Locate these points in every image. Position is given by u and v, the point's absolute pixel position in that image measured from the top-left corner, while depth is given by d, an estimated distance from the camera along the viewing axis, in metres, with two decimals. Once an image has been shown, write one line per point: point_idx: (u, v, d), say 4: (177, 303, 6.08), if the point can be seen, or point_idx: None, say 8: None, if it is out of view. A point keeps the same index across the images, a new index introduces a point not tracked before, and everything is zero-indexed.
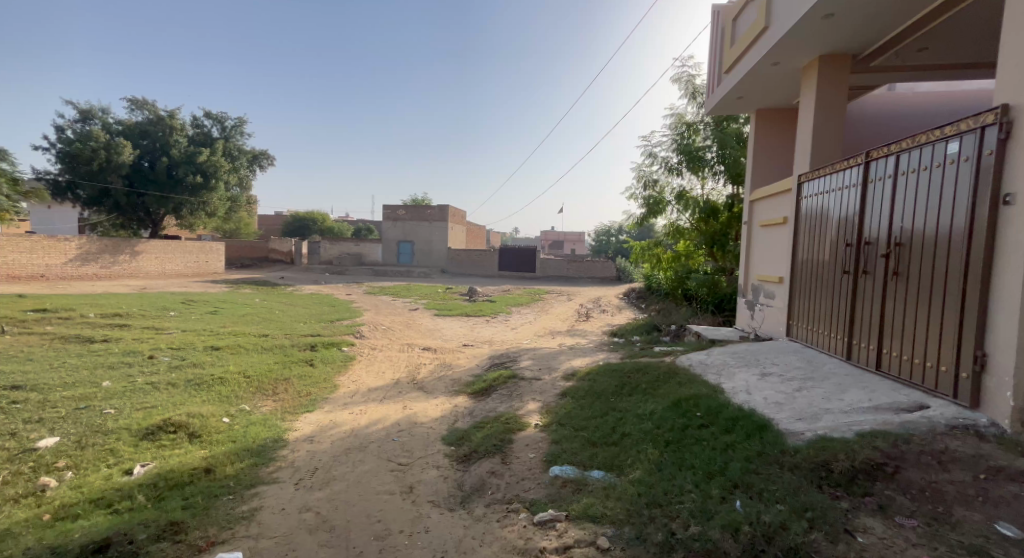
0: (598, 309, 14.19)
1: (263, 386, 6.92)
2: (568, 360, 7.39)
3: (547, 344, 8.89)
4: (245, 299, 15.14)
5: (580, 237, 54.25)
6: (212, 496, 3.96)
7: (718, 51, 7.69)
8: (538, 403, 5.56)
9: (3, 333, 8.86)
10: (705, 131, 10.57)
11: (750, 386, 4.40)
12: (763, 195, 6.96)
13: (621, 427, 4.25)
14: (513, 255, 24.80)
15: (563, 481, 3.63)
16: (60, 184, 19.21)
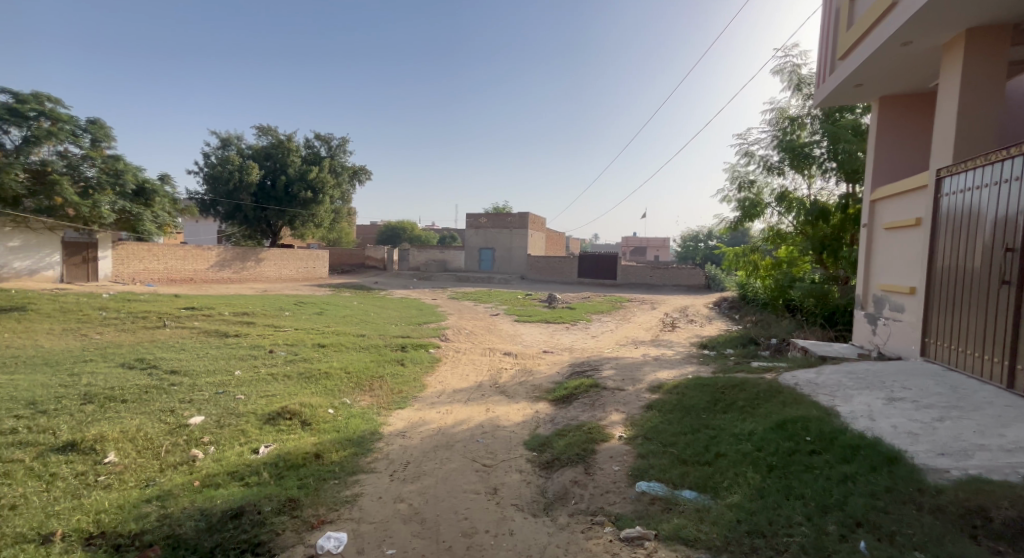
0: (684, 319, 13.62)
1: (360, 382, 7.49)
2: (654, 371, 7.21)
3: (631, 354, 8.72)
4: (345, 301, 16.44)
5: (665, 245, 52.11)
6: (320, 479, 4.38)
7: (830, 37, 7.16)
8: (621, 413, 5.50)
9: (163, 326, 10.45)
10: (813, 125, 9.89)
11: (872, 411, 4.04)
12: (887, 195, 6.36)
13: (715, 446, 4.10)
14: (595, 262, 24.52)
15: (652, 498, 3.58)
16: (205, 202, 22.69)
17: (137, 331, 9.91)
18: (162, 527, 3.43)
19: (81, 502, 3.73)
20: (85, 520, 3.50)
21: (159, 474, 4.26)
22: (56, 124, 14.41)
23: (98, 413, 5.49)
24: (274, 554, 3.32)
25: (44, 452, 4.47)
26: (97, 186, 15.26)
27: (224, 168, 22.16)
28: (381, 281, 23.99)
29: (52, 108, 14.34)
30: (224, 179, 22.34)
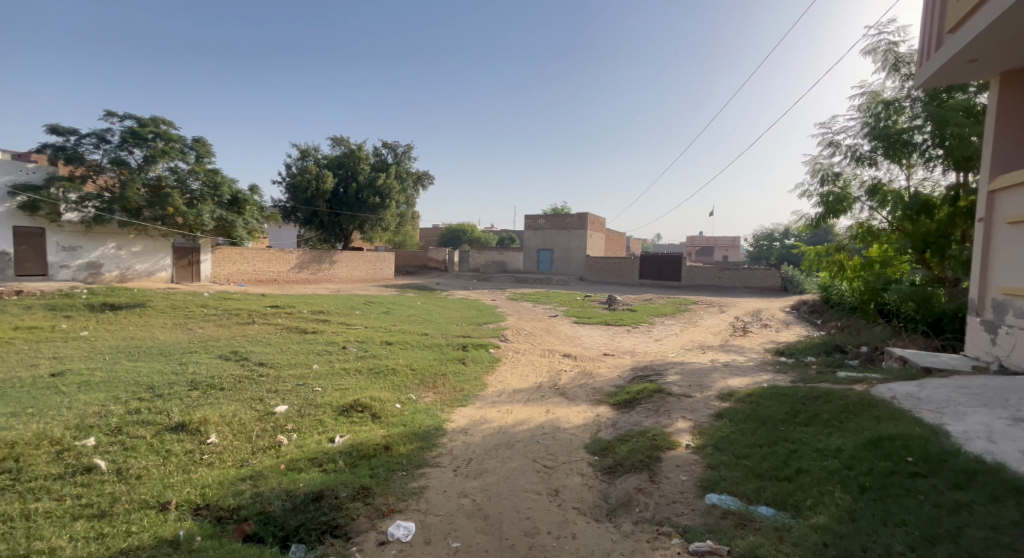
0: (757, 324, 12.94)
1: (425, 379, 7.78)
2: (723, 378, 6.96)
3: (697, 359, 8.43)
4: (409, 302, 17.07)
5: (734, 246, 49.71)
6: (390, 470, 4.63)
7: (934, 13, 6.62)
8: (689, 421, 5.36)
9: (252, 322, 11.39)
10: (913, 108, 9.07)
11: (991, 432, 3.71)
12: (1011, 187, 5.77)
13: (796, 460, 3.92)
14: (657, 263, 23.84)
15: (724, 511, 3.49)
16: (286, 209, 24.40)
17: (231, 326, 10.87)
18: (255, 505, 3.78)
19: (189, 477, 4.17)
20: (192, 493, 3.92)
21: (251, 456, 4.67)
22: (168, 144, 16.08)
23: (202, 398, 6.10)
24: (350, 538, 3.55)
25: (160, 430, 5.04)
26: (200, 197, 16.87)
27: (302, 177, 23.70)
28: (444, 282, 24.64)
29: (166, 129, 15.98)
30: (303, 188, 23.88)
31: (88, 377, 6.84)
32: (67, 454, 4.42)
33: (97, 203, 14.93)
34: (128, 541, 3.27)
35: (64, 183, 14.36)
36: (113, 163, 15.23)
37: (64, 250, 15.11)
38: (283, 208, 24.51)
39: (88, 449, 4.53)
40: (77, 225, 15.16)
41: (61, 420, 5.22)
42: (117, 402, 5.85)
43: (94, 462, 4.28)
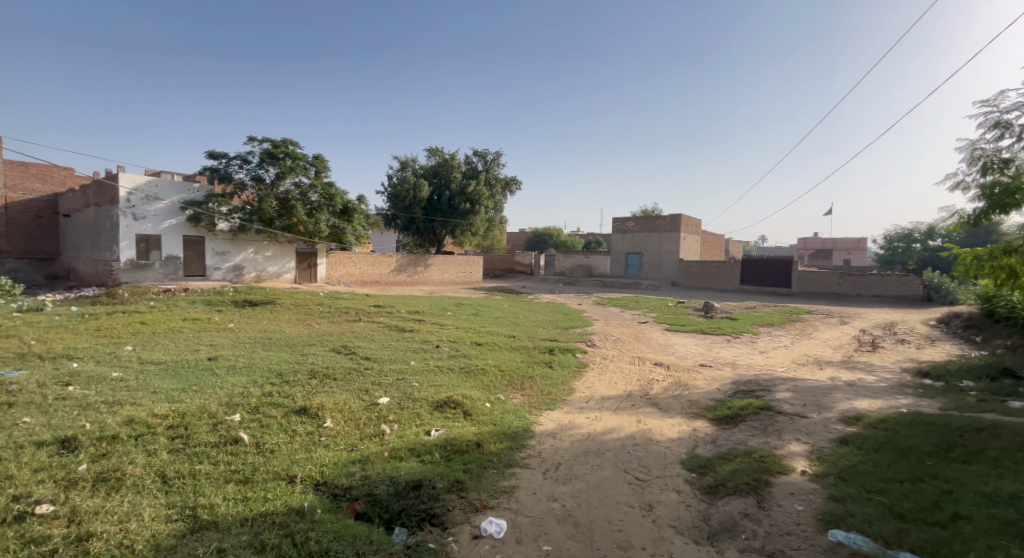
0: (889, 339, 11.42)
1: (514, 381, 7.88)
2: (846, 399, 6.27)
3: (812, 376, 7.68)
4: (497, 305, 17.40)
5: (856, 247, 44.45)
6: (483, 467, 4.74)
7: None
8: (804, 445, 4.90)
9: (358, 320, 12.34)
10: None
11: None
12: None
13: (950, 505, 3.43)
14: (761, 268, 22.16)
15: (852, 552, 3.16)
16: (387, 216, 26.10)
17: (340, 323, 11.85)
18: (363, 486, 4.08)
19: (311, 455, 4.62)
20: (313, 470, 4.33)
21: (360, 441, 5.03)
22: (294, 162, 17.70)
23: (319, 386, 6.71)
24: (447, 528, 3.70)
25: (287, 412, 5.64)
26: (318, 207, 18.49)
27: (402, 187, 25.22)
28: (531, 286, 24.85)
29: (293, 149, 17.64)
30: (401, 197, 25.39)
31: (234, 361, 7.84)
32: (220, 426, 5.14)
33: (242, 215, 16.97)
34: (264, 506, 3.72)
35: (219, 199, 16.54)
36: (253, 180, 17.26)
37: (218, 255, 17.46)
38: (384, 215, 26.23)
39: (235, 423, 5.22)
40: (227, 233, 17.44)
41: (215, 396, 6.08)
42: (254, 385, 6.65)
43: (238, 435, 4.91)
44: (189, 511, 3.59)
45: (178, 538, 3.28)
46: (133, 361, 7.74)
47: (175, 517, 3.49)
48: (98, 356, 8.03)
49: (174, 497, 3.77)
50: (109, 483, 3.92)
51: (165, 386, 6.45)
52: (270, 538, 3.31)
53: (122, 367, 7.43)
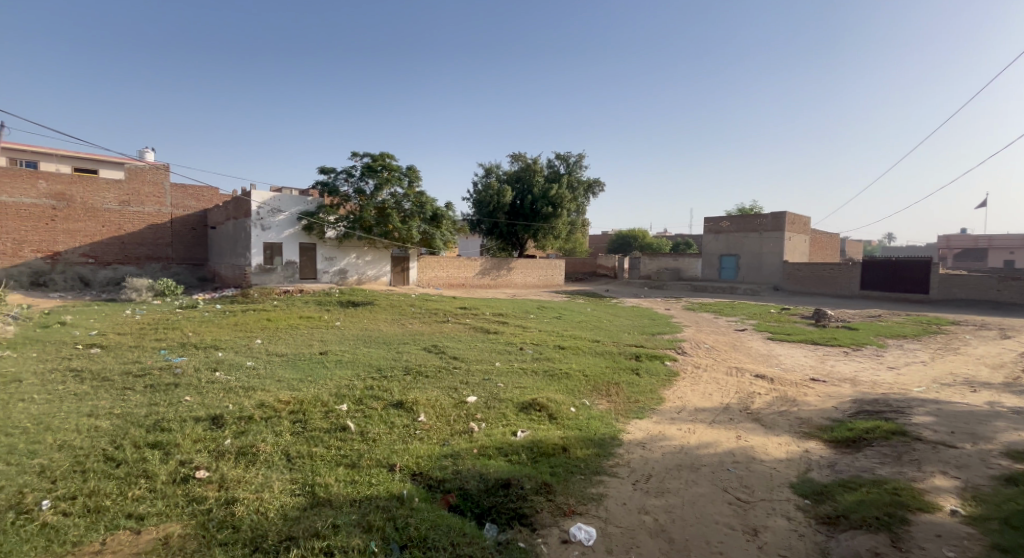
0: None
1: (599, 386, 7.64)
2: (1008, 429, 5.30)
3: (959, 399, 6.60)
4: (580, 308, 17.10)
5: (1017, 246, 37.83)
6: (570, 471, 4.63)
7: None
8: (953, 481, 4.19)
9: (446, 320, 12.72)
10: None
11: None
12: None
13: None
14: (889, 271, 19.81)
15: None
16: (472, 222, 26.79)
17: (430, 323, 12.27)
18: (455, 480, 4.28)
19: (408, 446, 4.92)
20: (411, 460, 4.63)
21: (451, 437, 5.22)
22: (389, 173, 18.69)
23: (413, 382, 6.99)
24: (536, 528, 3.73)
25: (386, 405, 5.99)
26: (411, 214, 19.34)
27: (486, 193, 25.74)
28: (613, 289, 24.25)
29: (390, 161, 18.66)
30: (486, 202, 25.91)
31: (341, 356, 8.40)
32: (331, 414, 5.62)
33: (346, 224, 18.40)
34: (370, 490, 4.08)
35: (330, 210, 18.27)
36: (356, 192, 18.54)
37: (326, 260, 18.88)
38: (469, 221, 26.95)
39: (343, 412, 5.67)
40: (334, 240, 18.84)
41: (325, 387, 6.57)
42: (357, 378, 7.06)
43: (346, 424, 5.35)
44: (309, 488, 4.07)
45: (301, 511, 3.74)
46: (262, 352, 8.56)
47: (298, 492, 3.99)
48: (236, 347, 8.99)
49: (297, 474, 4.29)
50: (247, 456, 4.57)
51: (285, 375, 7.09)
52: (376, 520, 3.62)
53: (254, 356, 8.27)
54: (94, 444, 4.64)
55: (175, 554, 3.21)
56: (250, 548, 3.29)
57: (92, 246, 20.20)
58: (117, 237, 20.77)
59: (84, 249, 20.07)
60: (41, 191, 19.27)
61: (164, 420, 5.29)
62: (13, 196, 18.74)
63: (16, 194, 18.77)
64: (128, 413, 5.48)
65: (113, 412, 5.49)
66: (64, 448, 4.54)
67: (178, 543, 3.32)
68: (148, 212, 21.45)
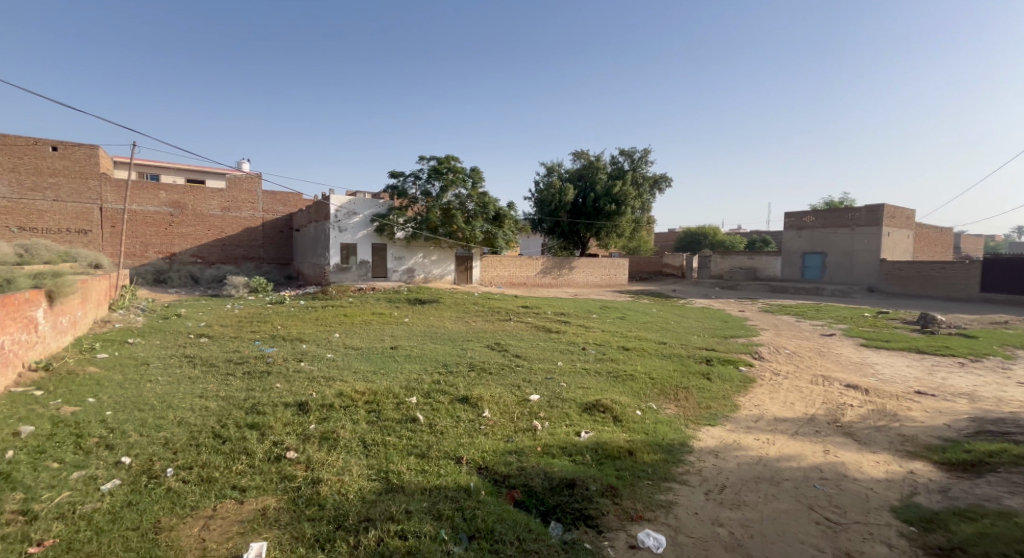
0: None
1: (665, 390, 7.29)
2: None
3: None
4: (646, 308, 16.54)
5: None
6: (637, 476, 4.47)
7: None
8: None
9: (509, 319, 12.72)
10: None
11: None
12: None
13: None
14: (1012, 271, 17.47)
15: None
16: (534, 221, 26.77)
17: (493, 322, 12.33)
18: (520, 476, 4.30)
19: (473, 440, 4.97)
20: (476, 454, 4.69)
21: (514, 433, 5.20)
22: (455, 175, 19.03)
23: (477, 378, 7.02)
24: (602, 531, 3.66)
25: (451, 399, 6.05)
26: (474, 214, 19.61)
27: (548, 192, 25.60)
28: (681, 289, 23.35)
29: (455, 163, 19.00)
30: (548, 201, 25.77)
31: (410, 351, 8.61)
32: (402, 405, 5.76)
33: (414, 225, 18.91)
34: (438, 480, 4.19)
35: (399, 212, 18.87)
36: (423, 194, 19.02)
37: (395, 259, 19.54)
38: (531, 220, 26.93)
39: (413, 404, 5.80)
40: (403, 241, 19.43)
41: (396, 380, 6.75)
42: (425, 373, 7.20)
43: (415, 415, 5.48)
44: (383, 474, 4.25)
45: (377, 495, 3.92)
46: (340, 345, 8.97)
47: (374, 478, 4.18)
48: (318, 340, 9.48)
49: (372, 460, 4.48)
50: (329, 441, 4.82)
51: (360, 367, 7.38)
52: (444, 509, 3.75)
53: (333, 349, 8.69)
54: (205, 422, 5.16)
55: (272, 525, 3.53)
56: (333, 526, 3.53)
57: (199, 248, 22.22)
58: (219, 240, 22.68)
59: (193, 250, 22.11)
60: (160, 200, 21.46)
61: (260, 403, 5.70)
62: (139, 204, 21.02)
63: (140, 202, 21.04)
64: (230, 395, 6.00)
65: (219, 394, 6.04)
66: (183, 424, 5.12)
67: (274, 515, 3.64)
68: (244, 217, 23.20)
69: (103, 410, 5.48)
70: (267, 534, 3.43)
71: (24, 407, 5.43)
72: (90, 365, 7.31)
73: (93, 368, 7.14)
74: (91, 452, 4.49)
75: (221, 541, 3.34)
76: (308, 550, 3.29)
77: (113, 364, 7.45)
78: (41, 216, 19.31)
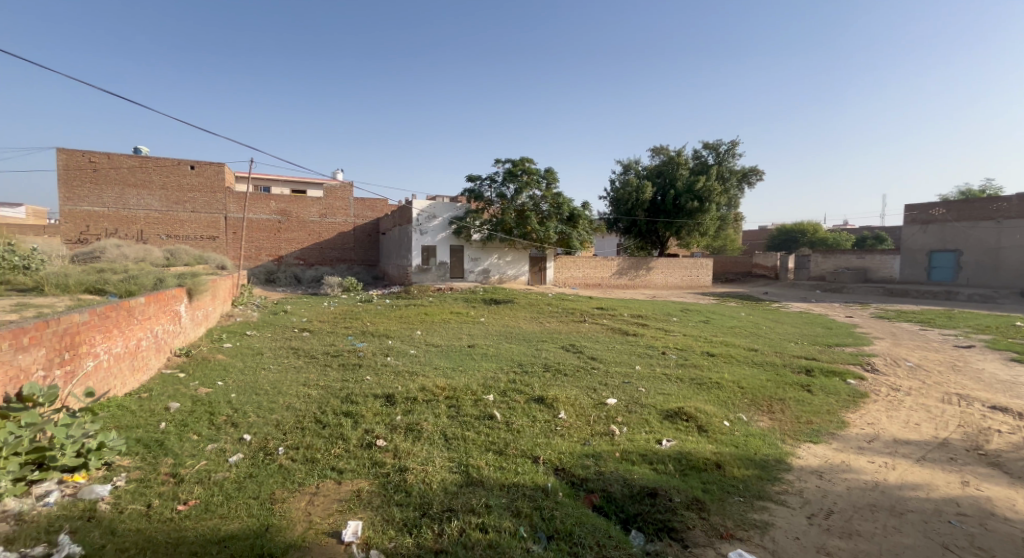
0: None
1: (756, 401, 6.64)
2: None
3: None
4: (733, 312, 15.43)
5: None
6: (725, 491, 4.07)
7: None
8: None
9: (584, 321, 12.35)
10: None
11: None
12: None
13: None
14: None
15: None
16: (610, 220, 26.02)
17: (568, 323, 12.04)
18: (598, 481, 4.06)
19: (550, 441, 4.76)
20: (553, 455, 4.50)
21: (591, 436, 4.94)
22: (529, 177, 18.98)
23: (553, 379, 6.80)
24: (688, 546, 3.37)
25: (527, 399, 5.88)
26: (549, 215, 19.41)
27: (625, 190, 24.76)
28: (775, 292, 21.56)
29: (529, 165, 18.92)
30: (624, 200, 24.97)
31: (486, 349, 8.58)
32: (479, 402, 5.68)
33: (489, 227, 19.06)
34: (516, 477, 4.05)
35: (475, 215, 19.15)
36: (498, 197, 19.08)
37: (473, 260, 19.82)
38: (608, 220, 26.24)
39: (490, 401, 5.71)
40: (479, 242, 19.65)
41: (474, 377, 6.70)
42: (500, 371, 7.09)
43: (492, 413, 5.37)
44: (464, 467, 4.18)
45: (458, 487, 3.86)
46: (422, 342, 9.14)
47: (455, 470, 4.12)
48: (402, 336, 9.73)
49: (454, 453, 4.44)
50: (414, 432, 4.84)
51: (440, 364, 7.43)
52: (523, 506, 3.61)
53: (415, 345, 8.87)
54: (308, 408, 5.40)
55: (366, 506, 3.59)
56: (418, 513, 3.51)
57: (302, 251, 23.96)
58: (318, 243, 24.31)
59: (296, 254, 23.88)
60: (271, 209, 23.37)
61: (354, 393, 5.88)
62: (254, 213, 23.04)
63: (256, 212, 23.08)
64: (328, 385, 6.26)
65: (319, 383, 6.33)
66: (290, 409, 5.40)
67: (367, 497, 3.70)
68: (338, 222, 24.70)
69: (229, 392, 5.94)
70: (362, 514, 3.49)
71: (171, 387, 6.09)
72: (218, 352, 8.02)
73: (221, 355, 7.83)
74: (221, 428, 4.87)
75: (324, 516, 3.46)
76: (397, 533, 3.30)
77: (236, 353, 8.13)
78: (181, 225, 21.81)
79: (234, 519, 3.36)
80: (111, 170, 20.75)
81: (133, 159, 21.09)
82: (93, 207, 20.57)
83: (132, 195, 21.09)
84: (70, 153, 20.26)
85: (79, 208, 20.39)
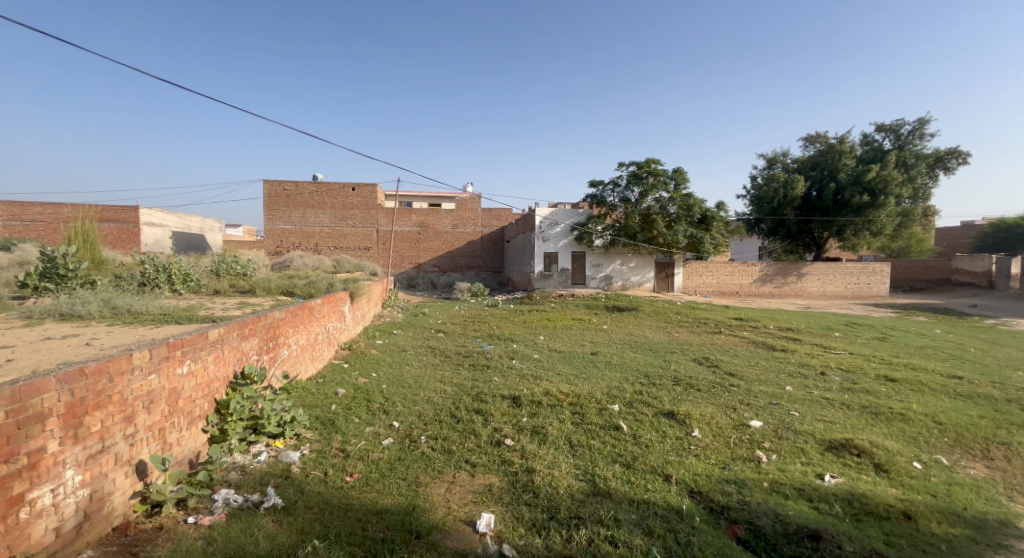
0: None
1: (963, 443, 4.99)
2: None
3: None
4: (919, 329, 12.59)
5: None
6: (921, 551, 2.95)
7: None
8: None
9: (720, 332, 10.90)
10: None
11: None
12: None
13: None
14: None
15: None
16: (751, 221, 23.32)
17: (701, 334, 10.75)
18: (743, 511, 3.21)
19: (683, 460, 3.96)
20: (686, 475, 3.70)
21: (732, 461, 4.04)
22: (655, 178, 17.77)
23: (683, 394, 5.89)
24: None
25: (656, 412, 5.10)
26: (676, 218, 17.91)
27: (769, 187, 21.81)
28: (982, 305, 17.31)
29: (655, 167, 17.71)
30: (768, 198, 22.12)
31: (610, 358, 7.86)
32: (604, 412, 5.03)
33: (612, 232, 18.18)
34: (647, 494, 3.37)
35: (597, 220, 18.31)
36: (621, 201, 18.22)
37: (595, 267, 19.05)
38: (748, 220, 23.61)
39: (616, 411, 5.03)
40: (602, 248, 18.80)
41: (598, 386, 6.06)
42: (628, 382, 6.35)
43: (618, 423, 4.70)
44: (591, 476, 3.59)
45: (585, 495, 3.30)
46: (545, 347, 8.75)
47: (581, 477, 3.57)
48: (527, 340, 9.45)
49: (580, 460, 3.87)
50: (539, 435, 4.37)
51: (562, 370, 6.91)
52: (655, 526, 2.96)
53: (538, 350, 8.49)
54: (445, 403, 5.23)
55: (499, 501, 3.20)
56: (547, 514, 3.05)
57: (439, 259, 25.37)
58: (451, 251, 25.53)
59: (434, 262, 25.33)
60: (413, 221, 25.10)
61: (484, 393, 5.62)
62: (400, 226, 24.95)
63: (401, 224, 24.98)
64: (461, 383, 6.10)
65: (452, 381, 6.22)
66: (431, 402, 5.28)
67: (500, 493, 3.31)
68: (469, 231, 25.69)
69: (382, 383, 6.08)
70: (495, 508, 3.12)
71: (339, 375, 6.41)
72: (372, 348, 8.47)
73: (374, 350, 8.23)
74: (376, 413, 4.87)
75: (462, 504, 3.15)
76: (528, 532, 2.89)
77: (386, 348, 8.51)
78: (345, 238, 24.37)
79: (389, 495, 3.21)
80: (300, 194, 23.93)
81: (314, 185, 24.09)
82: (286, 225, 23.94)
83: (312, 214, 24.09)
84: (273, 182, 23.76)
85: (277, 226, 23.90)
